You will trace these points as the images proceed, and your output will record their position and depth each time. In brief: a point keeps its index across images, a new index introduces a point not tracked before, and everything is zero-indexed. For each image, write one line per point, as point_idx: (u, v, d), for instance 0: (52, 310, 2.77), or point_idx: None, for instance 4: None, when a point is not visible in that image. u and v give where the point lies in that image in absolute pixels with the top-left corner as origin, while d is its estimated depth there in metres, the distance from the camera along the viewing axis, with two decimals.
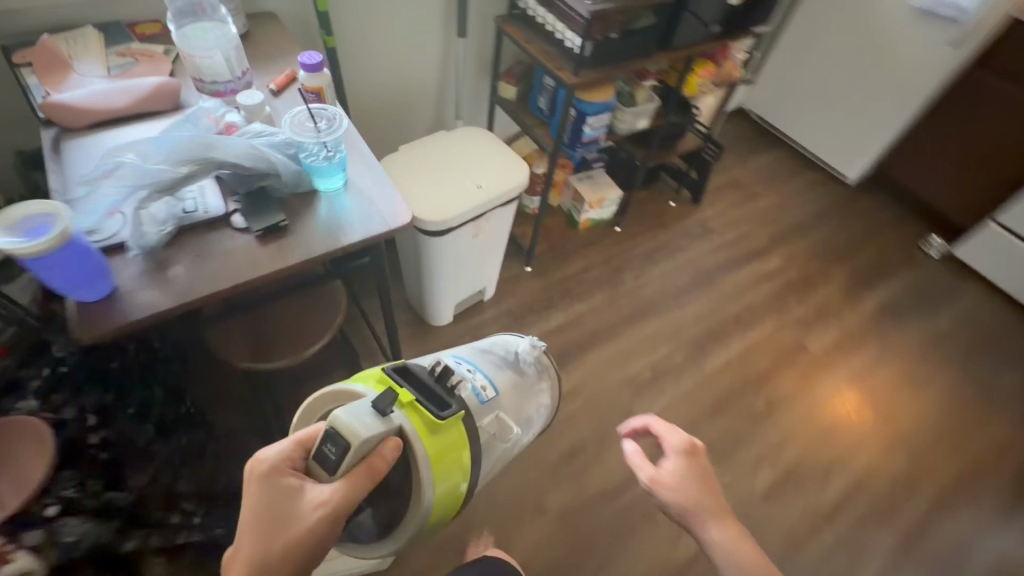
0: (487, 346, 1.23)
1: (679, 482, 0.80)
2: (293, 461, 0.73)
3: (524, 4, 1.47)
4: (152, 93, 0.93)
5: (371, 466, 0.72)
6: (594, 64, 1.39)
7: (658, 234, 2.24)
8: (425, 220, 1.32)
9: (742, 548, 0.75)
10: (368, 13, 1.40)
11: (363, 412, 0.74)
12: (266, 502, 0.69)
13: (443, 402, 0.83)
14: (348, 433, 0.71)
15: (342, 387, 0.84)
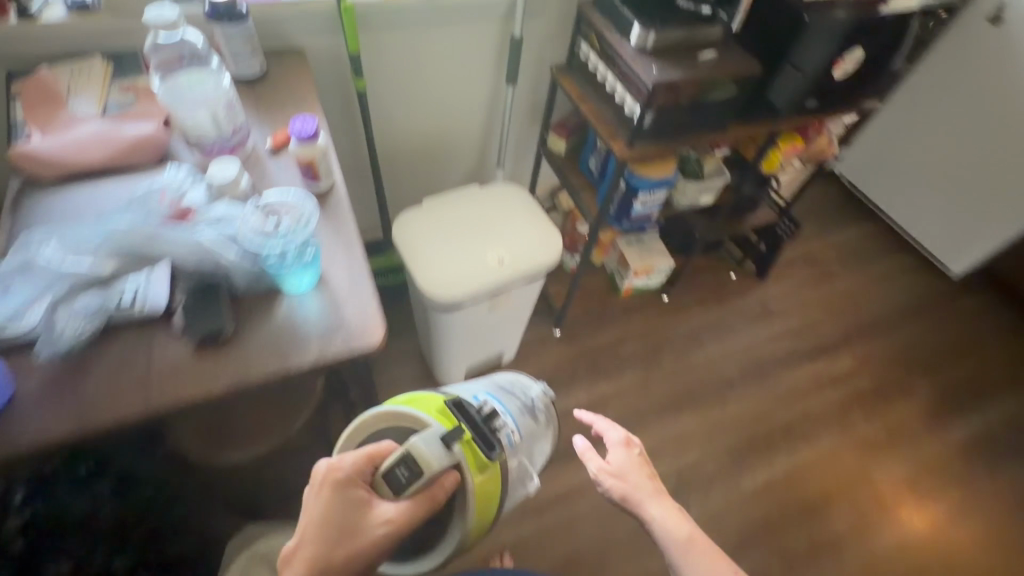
0: (507, 383, 1.24)
1: (620, 469, 0.95)
2: (359, 475, 0.75)
3: (585, 57, 1.29)
4: (132, 145, 0.84)
5: (433, 492, 0.75)
6: (654, 137, 1.18)
7: (711, 310, 1.98)
8: (435, 295, 1.17)
9: (671, 521, 0.87)
10: (410, 52, 1.27)
11: (435, 441, 0.78)
12: (328, 509, 0.71)
13: (494, 443, 0.84)
14: (422, 459, 0.75)
15: (405, 410, 0.87)
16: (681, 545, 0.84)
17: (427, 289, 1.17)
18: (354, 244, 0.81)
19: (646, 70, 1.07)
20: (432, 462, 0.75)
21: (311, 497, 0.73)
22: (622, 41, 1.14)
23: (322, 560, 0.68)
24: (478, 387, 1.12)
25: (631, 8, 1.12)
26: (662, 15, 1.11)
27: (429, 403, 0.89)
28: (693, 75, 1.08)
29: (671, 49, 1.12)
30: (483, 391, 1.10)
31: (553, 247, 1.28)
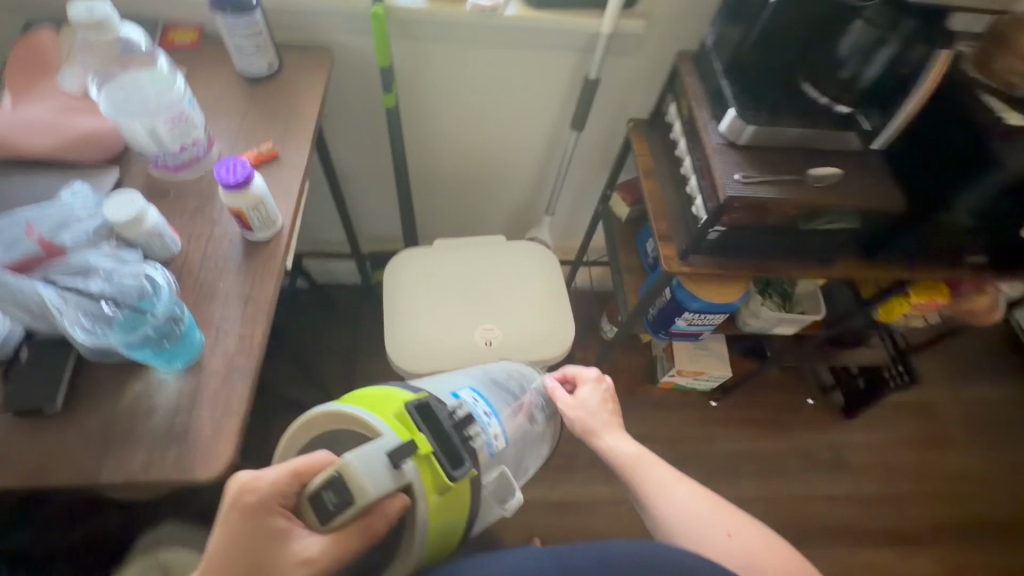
0: (500, 376, 0.89)
1: (586, 401, 0.86)
2: (280, 499, 0.51)
3: (670, 118, 1.01)
4: (77, 139, 0.74)
5: (369, 528, 0.51)
6: (719, 253, 0.88)
7: (767, 437, 1.59)
8: (402, 366, 1.00)
9: (625, 444, 0.79)
10: (463, 69, 1.07)
11: (376, 463, 0.51)
12: (237, 550, 0.49)
13: (461, 458, 0.59)
14: (357, 489, 0.49)
15: (344, 409, 0.58)
16: (630, 461, 0.76)
17: (393, 358, 1.00)
18: (256, 325, 0.66)
19: (726, 173, 0.78)
20: (372, 486, 0.49)
21: (218, 524, 0.51)
22: (711, 123, 0.84)
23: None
24: (459, 383, 0.77)
25: (735, 82, 0.82)
26: (776, 102, 0.80)
27: (383, 401, 0.60)
28: (790, 195, 0.77)
29: (774, 150, 0.81)
30: (465, 386, 0.77)
31: (562, 339, 1.06)
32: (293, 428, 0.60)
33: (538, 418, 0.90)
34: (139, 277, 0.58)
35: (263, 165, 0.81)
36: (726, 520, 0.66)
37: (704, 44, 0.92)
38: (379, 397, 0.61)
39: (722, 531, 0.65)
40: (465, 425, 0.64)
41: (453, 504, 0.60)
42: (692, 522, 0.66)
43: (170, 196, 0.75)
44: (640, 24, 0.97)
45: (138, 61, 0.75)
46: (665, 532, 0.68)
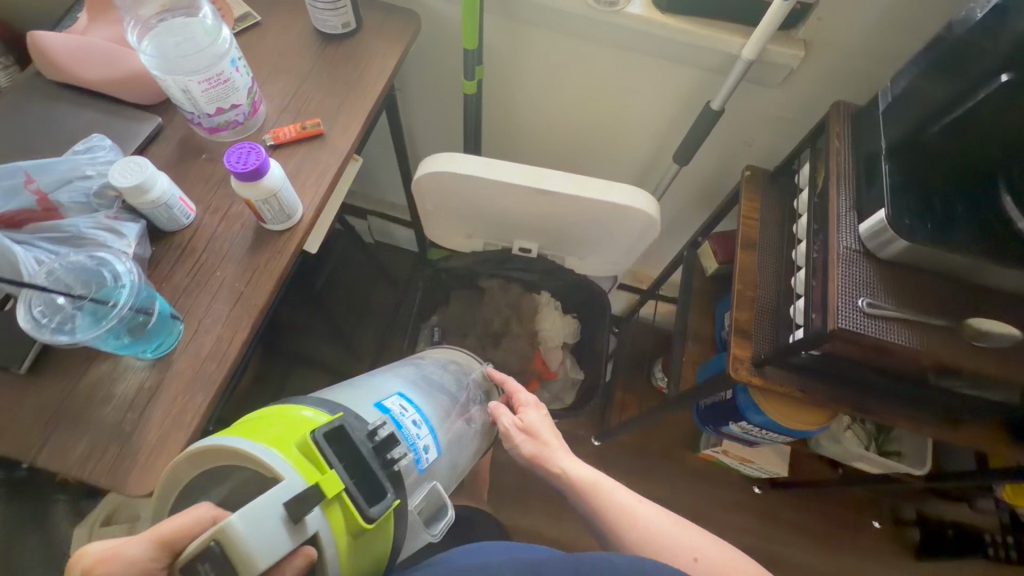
0: (438, 375, 0.81)
1: (535, 426, 0.77)
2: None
3: (801, 181, 0.79)
4: (128, 77, 0.70)
5: None
6: (804, 374, 0.70)
7: (810, 553, 1.35)
8: (423, 175, 0.84)
9: (584, 469, 0.71)
10: (563, 63, 0.91)
11: (268, 516, 0.38)
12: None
13: (381, 490, 0.47)
14: (240, 561, 0.37)
15: (224, 444, 0.44)
16: (591, 487, 0.69)
17: (419, 171, 0.84)
18: (239, 329, 0.60)
19: (845, 293, 0.59)
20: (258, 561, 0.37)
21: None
22: (849, 216, 0.63)
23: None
24: (386, 387, 0.67)
25: (900, 171, 0.60)
26: (953, 213, 0.58)
27: (280, 428, 0.47)
28: (931, 347, 0.56)
29: (927, 275, 0.59)
30: (392, 392, 0.66)
31: (640, 201, 0.82)
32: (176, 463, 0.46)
33: (476, 412, 0.83)
34: (115, 255, 0.56)
35: (306, 141, 0.73)
36: (696, 543, 0.60)
37: (874, 100, 0.68)
38: (278, 427, 0.47)
39: (689, 554, 0.59)
40: (387, 446, 0.51)
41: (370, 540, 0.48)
42: (660, 549, 0.60)
43: (202, 158, 0.70)
44: (795, 52, 0.75)
45: (184, 9, 0.68)
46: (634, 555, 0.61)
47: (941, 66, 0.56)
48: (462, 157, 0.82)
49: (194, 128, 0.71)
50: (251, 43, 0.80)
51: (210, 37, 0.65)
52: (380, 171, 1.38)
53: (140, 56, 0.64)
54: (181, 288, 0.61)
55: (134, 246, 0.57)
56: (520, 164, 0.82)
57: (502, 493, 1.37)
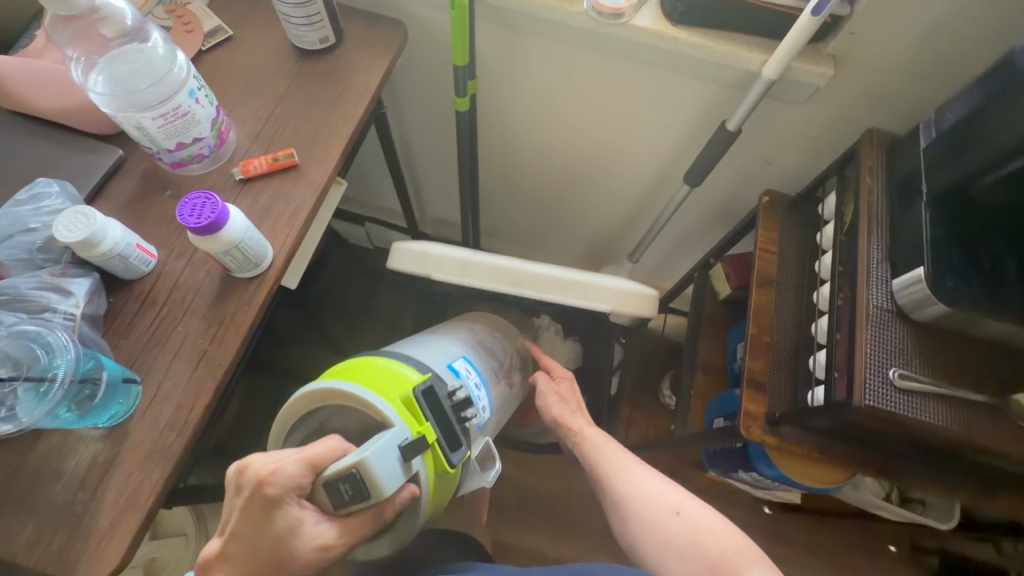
0: (487, 339, 0.83)
1: (567, 393, 0.78)
2: (298, 493, 0.46)
3: (826, 213, 0.72)
4: (85, 106, 0.64)
5: (377, 518, 0.48)
6: (822, 438, 0.64)
7: None
8: (395, 267, 0.72)
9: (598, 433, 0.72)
10: (565, 77, 0.83)
11: (389, 455, 0.45)
12: (254, 539, 0.45)
13: (460, 441, 0.53)
14: (373, 489, 0.44)
15: (342, 388, 0.51)
16: (597, 446, 0.68)
17: (389, 264, 0.72)
18: (202, 393, 0.55)
19: (873, 363, 0.52)
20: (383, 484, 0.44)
21: (232, 508, 0.46)
22: (881, 269, 0.56)
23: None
24: (449, 349, 0.70)
25: (942, 223, 0.54)
26: (1000, 275, 0.52)
27: (387, 380, 0.53)
28: (971, 429, 0.51)
29: (968, 339, 0.53)
30: (456, 353, 0.70)
31: (633, 306, 0.75)
32: (299, 397, 0.53)
33: (517, 378, 0.85)
34: (59, 317, 0.52)
35: (279, 174, 0.66)
36: (679, 500, 0.58)
37: (914, 131, 0.60)
38: (382, 378, 0.53)
39: (671, 509, 0.57)
40: (464, 406, 0.56)
41: (447, 480, 0.54)
42: (639, 504, 0.59)
43: (166, 196, 0.64)
44: (824, 70, 0.66)
45: (130, 35, 0.61)
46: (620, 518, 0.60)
47: (996, 104, 0.48)
48: (435, 254, 0.70)
49: (161, 165, 0.65)
50: (222, 61, 0.73)
51: (162, 67, 0.59)
52: (375, 177, 1.31)
53: (89, 90, 0.58)
54: (140, 346, 0.56)
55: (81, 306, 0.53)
56: (496, 265, 0.70)
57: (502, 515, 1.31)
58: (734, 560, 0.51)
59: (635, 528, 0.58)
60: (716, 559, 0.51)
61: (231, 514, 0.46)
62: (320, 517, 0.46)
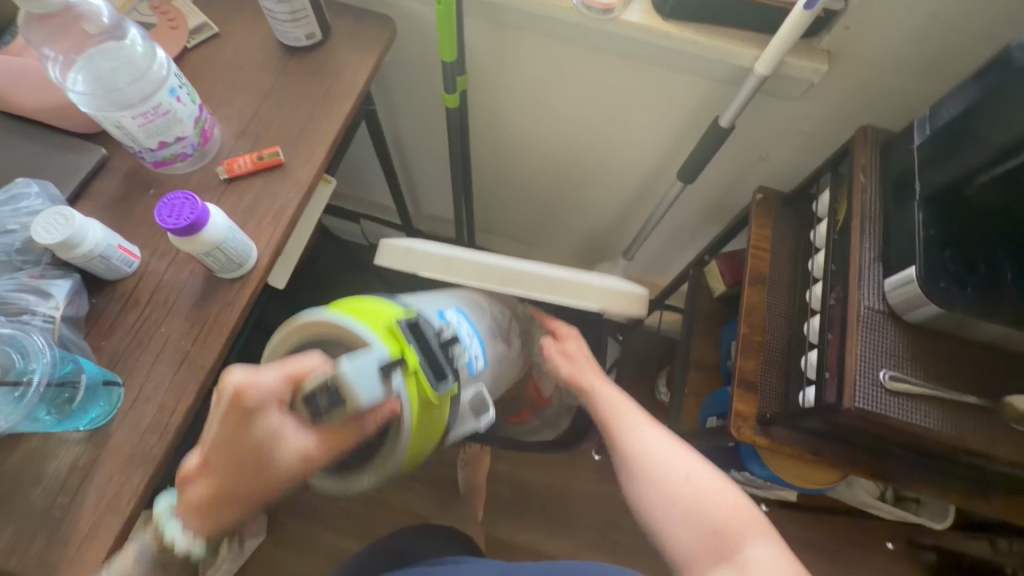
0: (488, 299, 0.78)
1: (573, 351, 0.72)
2: (278, 404, 0.45)
3: (819, 210, 0.71)
4: (66, 104, 0.63)
5: (357, 436, 0.46)
6: (814, 438, 0.63)
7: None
8: (383, 264, 0.72)
9: (610, 390, 0.66)
10: (557, 73, 0.82)
11: (368, 368, 0.45)
12: (232, 447, 0.45)
13: (446, 371, 0.51)
14: (352, 398, 0.45)
15: (325, 317, 0.51)
16: (609, 403, 0.63)
17: (376, 261, 0.72)
18: (184, 395, 0.54)
19: (863, 365, 0.51)
20: (370, 394, 0.44)
21: (210, 419, 0.46)
22: (873, 268, 0.55)
23: (232, 513, 0.47)
24: (442, 302, 0.67)
25: (936, 223, 0.53)
26: (995, 276, 0.51)
27: (373, 312, 0.53)
28: (963, 432, 0.50)
29: (962, 341, 0.52)
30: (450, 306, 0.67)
31: (620, 304, 0.73)
32: (285, 329, 0.52)
33: (515, 342, 0.80)
34: (40, 318, 0.52)
35: (264, 172, 0.66)
36: (689, 464, 0.54)
37: (909, 128, 0.59)
38: (367, 309, 0.53)
39: (679, 473, 0.53)
40: (451, 342, 0.54)
41: (434, 418, 0.50)
42: (648, 463, 0.55)
43: (150, 194, 0.63)
44: (817, 65, 0.65)
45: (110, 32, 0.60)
46: (626, 477, 0.56)
47: (990, 101, 0.47)
48: (421, 251, 0.70)
49: (145, 164, 0.64)
50: (207, 58, 0.72)
51: (142, 64, 0.58)
52: (368, 174, 1.30)
53: (69, 89, 0.57)
54: (122, 347, 0.55)
55: (62, 307, 0.53)
56: (481, 264, 0.70)
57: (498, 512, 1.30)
58: (736, 528, 0.48)
59: (641, 488, 0.54)
60: (718, 524, 0.49)
61: (208, 424, 0.46)
62: (298, 427, 0.45)
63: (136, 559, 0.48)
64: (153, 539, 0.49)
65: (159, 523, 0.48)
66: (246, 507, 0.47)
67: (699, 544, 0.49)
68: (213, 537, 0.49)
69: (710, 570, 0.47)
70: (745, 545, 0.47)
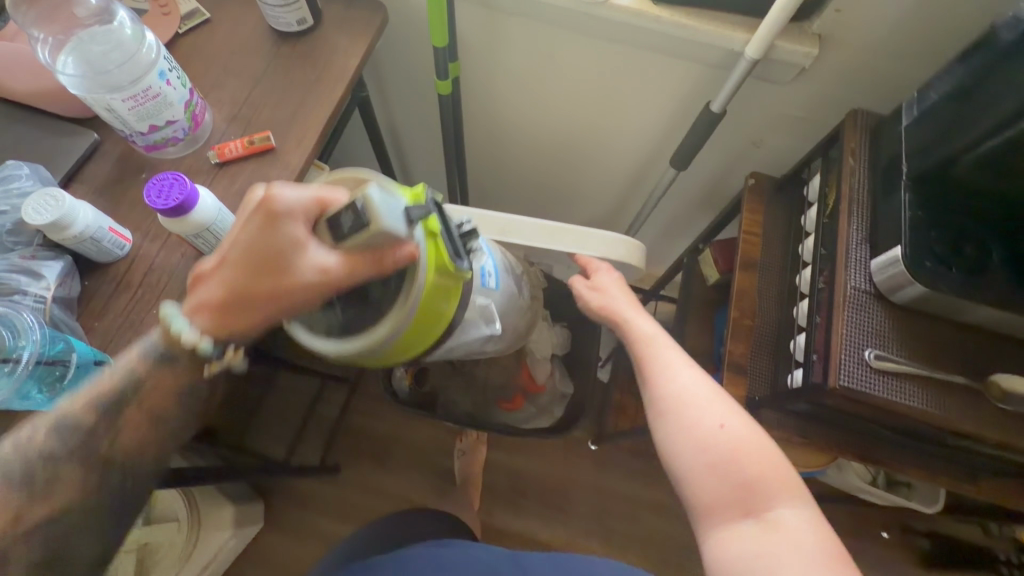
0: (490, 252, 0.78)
1: (605, 285, 0.68)
2: (305, 218, 0.45)
3: (810, 196, 0.71)
4: (58, 89, 0.63)
5: (371, 268, 0.44)
6: (803, 421, 0.63)
7: None
8: None
9: (648, 323, 0.62)
10: (550, 58, 0.82)
11: (398, 201, 0.43)
12: (257, 247, 0.45)
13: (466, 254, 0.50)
14: (373, 220, 0.41)
15: (359, 171, 0.49)
16: (643, 338, 0.59)
17: None
18: None
19: (849, 344, 0.51)
20: (392, 226, 0.42)
21: (243, 220, 0.46)
22: (860, 250, 0.55)
23: (246, 322, 0.48)
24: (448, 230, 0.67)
25: (923, 205, 0.53)
26: (982, 257, 0.51)
27: None
28: (949, 412, 0.50)
29: (946, 323, 0.53)
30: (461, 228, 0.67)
31: (619, 253, 0.71)
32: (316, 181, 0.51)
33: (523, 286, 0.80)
34: (31, 298, 0.52)
35: (256, 157, 0.66)
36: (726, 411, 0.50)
37: (897, 111, 0.59)
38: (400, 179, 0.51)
39: (713, 421, 0.49)
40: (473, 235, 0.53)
41: (449, 289, 0.49)
42: (681, 406, 0.51)
43: (142, 178, 0.64)
44: (807, 49, 0.65)
45: (100, 18, 0.61)
46: (659, 415, 0.52)
47: (978, 80, 0.47)
48: None
49: (138, 149, 0.64)
50: (198, 44, 0.72)
51: (130, 47, 0.58)
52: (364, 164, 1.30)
53: (59, 73, 0.58)
54: (114, 328, 0.56)
55: (52, 287, 0.54)
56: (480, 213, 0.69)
57: (494, 501, 1.30)
58: (767, 484, 0.46)
59: (671, 428, 0.51)
60: (748, 479, 0.46)
61: (236, 229, 0.46)
62: (322, 247, 0.44)
63: (141, 353, 0.49)
64: (160, 334, 0.49)
65: (165, 319, 0.48)
66: (261, 313, 0.47)
67: (723, 496, 0.46)
68: (227, 340, 0.49)
69: (733, 524, 0.45)
70: (773, 502, 0.45)
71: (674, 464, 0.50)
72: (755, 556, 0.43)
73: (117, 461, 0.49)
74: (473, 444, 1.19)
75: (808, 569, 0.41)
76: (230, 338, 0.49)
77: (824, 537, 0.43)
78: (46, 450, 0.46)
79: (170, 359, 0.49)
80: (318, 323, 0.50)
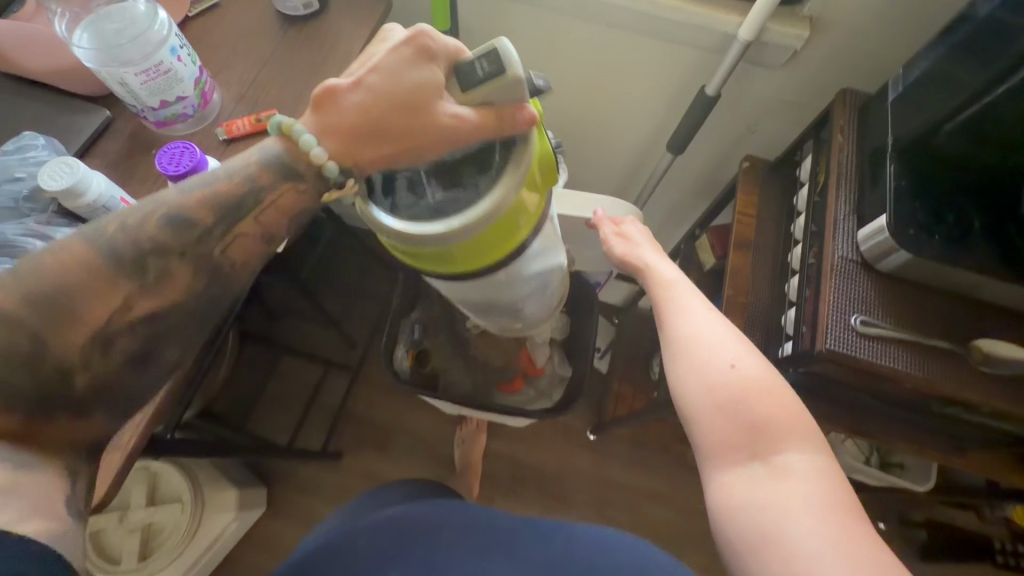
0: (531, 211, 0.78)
1: (631, 234, 0.68)
2: (446, 64, 0.45)
3: (802, 176, 0.73)
4: (71, 68, 0.65)
5: (496, 126, 0.44)
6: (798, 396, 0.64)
7: None
8: None
9: (668, 269, 0.61)
10: (550, 43, 0.84)
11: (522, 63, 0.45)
12: (397, 79, 0.44)
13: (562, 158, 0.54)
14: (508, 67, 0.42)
15: None
16: (663, 283, 0.59)
17: None
18: None
19: (837, 309, 0.53)
20: (524, 83, 0.43)
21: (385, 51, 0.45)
22: (848, 222, 0.57)
23: (369, 156, 0.47)
24: None
25: (908, 176, 0.54)
26: (964, 226, 0.52)
27: None
28: (933, 375, 0.51)
29: (932, 291, 0.54)
30: None
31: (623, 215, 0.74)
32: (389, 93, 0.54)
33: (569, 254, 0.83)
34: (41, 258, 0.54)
35: (261, 134, 0.67)
36: (737, 355, 0.51)
37: (884, 89, 0.61)
38: None
39: (724, 362, 0.50)
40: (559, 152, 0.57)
41: (523, 215, 0.50)
42: (696, 349, 0.52)
43: (151, 153, 0.66)
44: (798, 31, 0.67)
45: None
46: (674, 358, 0.53)
47: (958, 53, 0.48)
48: None
49: (150, 126, 0.66)
50: (207, 28, 0.75)
51: (142, 23, 0.60)
52: None
53: (74, 46, 0.60)
54: None
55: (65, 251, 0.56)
56: None
57: (493, 488, 1.31)
58: (776, 427, 0.46)
59: (686, 371, 0.51)
60: (759, 422, 0.47)
61: (381, 58, 0.45)
62: (457, 98, 0.44)
63: (261, 160, 0.48)
64: (281, 146, 0.48)
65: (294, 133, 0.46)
66: (379, 149, 0.46)
67: (733, 438, 0.47)
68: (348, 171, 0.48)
69: (740, 466, 0.46)
70: (781, 447, 0.46)
71: (686, 406, 0.51)
72: (758, 496, 0.44)
73: (168, 312, 0.47)
74: (472, 431, 1.19)
75: (808, 513, 0.42)
76: (355, 170, 0.47)
77: (830, 485, 0.43)
78: (156, 237, 0.45)
79: (295, 175, 0.48)
80: (400, 205, 0.49)
